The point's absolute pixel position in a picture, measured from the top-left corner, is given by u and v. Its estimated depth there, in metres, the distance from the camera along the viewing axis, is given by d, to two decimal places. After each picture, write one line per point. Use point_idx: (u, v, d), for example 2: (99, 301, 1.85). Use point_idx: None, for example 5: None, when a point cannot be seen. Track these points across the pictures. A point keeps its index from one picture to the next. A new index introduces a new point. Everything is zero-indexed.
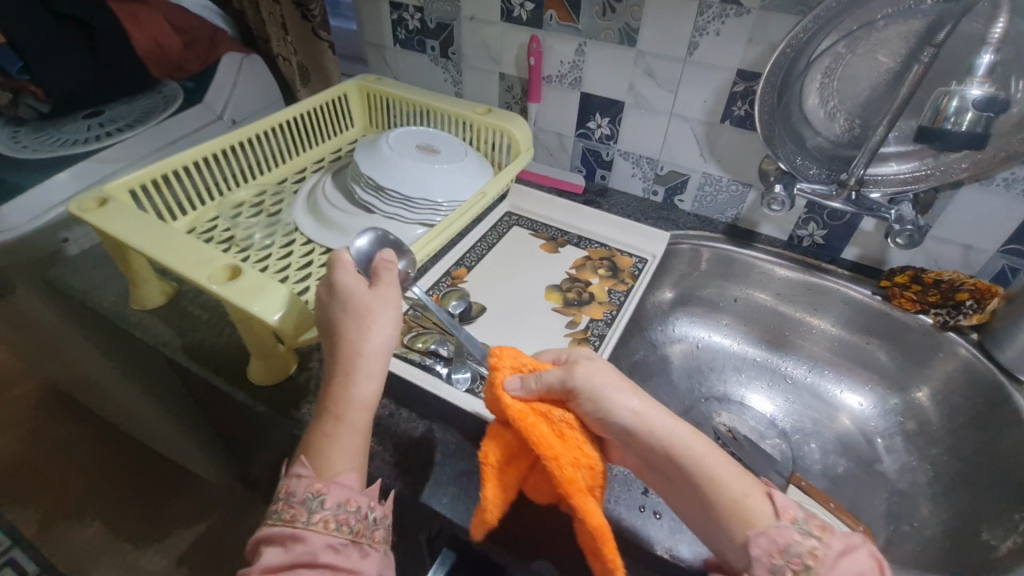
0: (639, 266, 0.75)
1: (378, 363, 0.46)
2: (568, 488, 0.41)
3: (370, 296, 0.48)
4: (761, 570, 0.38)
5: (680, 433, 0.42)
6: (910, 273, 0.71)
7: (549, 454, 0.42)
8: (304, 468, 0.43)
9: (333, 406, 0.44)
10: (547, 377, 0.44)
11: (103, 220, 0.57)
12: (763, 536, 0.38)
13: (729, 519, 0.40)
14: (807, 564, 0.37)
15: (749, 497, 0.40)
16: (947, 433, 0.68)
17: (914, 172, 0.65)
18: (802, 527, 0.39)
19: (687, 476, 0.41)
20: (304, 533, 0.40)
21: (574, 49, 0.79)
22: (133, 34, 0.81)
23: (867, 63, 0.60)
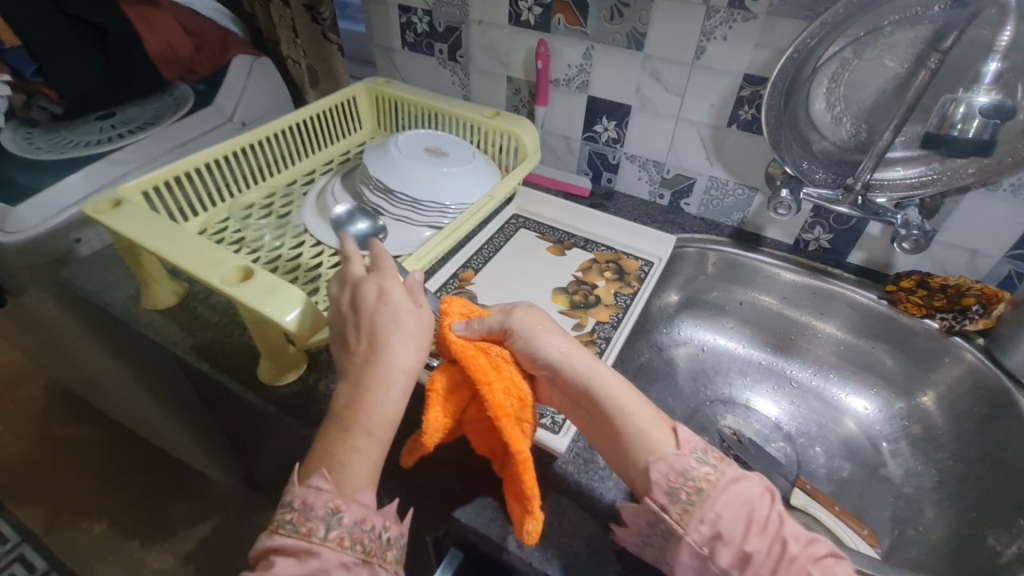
0: (645, 269, 0.75)
1: (397, 391, 0.45)
2: (496, 412, 0.45)
3: (394, 318, 0.47)
4: (658, 492, 0.43)
5: (600, 371, 0.47)
6: (916, 277, 0.71)
7: (482, 381, 0.46)
8: (324, 480, 0.43)
9: (363, 419, 0.44)
10: (488, 319, 0.49)
11: (117, 222, 0.57)
12: (662, 462, 0.43)
13: (636, 447, 0.45)
14: (699, 486, 0.42)
15: (655, 429, 0.45)
16: (953, 437, 0.68)
17: (920, 177, 0.65)
18: (700, 456, 0.43)
19: (603, 409, 0.46)
20: (320, 548, 0.41)
21: (581, 53, 0.80)
22: (147, 37, 0.83)
23: (874, 68, 0.61)
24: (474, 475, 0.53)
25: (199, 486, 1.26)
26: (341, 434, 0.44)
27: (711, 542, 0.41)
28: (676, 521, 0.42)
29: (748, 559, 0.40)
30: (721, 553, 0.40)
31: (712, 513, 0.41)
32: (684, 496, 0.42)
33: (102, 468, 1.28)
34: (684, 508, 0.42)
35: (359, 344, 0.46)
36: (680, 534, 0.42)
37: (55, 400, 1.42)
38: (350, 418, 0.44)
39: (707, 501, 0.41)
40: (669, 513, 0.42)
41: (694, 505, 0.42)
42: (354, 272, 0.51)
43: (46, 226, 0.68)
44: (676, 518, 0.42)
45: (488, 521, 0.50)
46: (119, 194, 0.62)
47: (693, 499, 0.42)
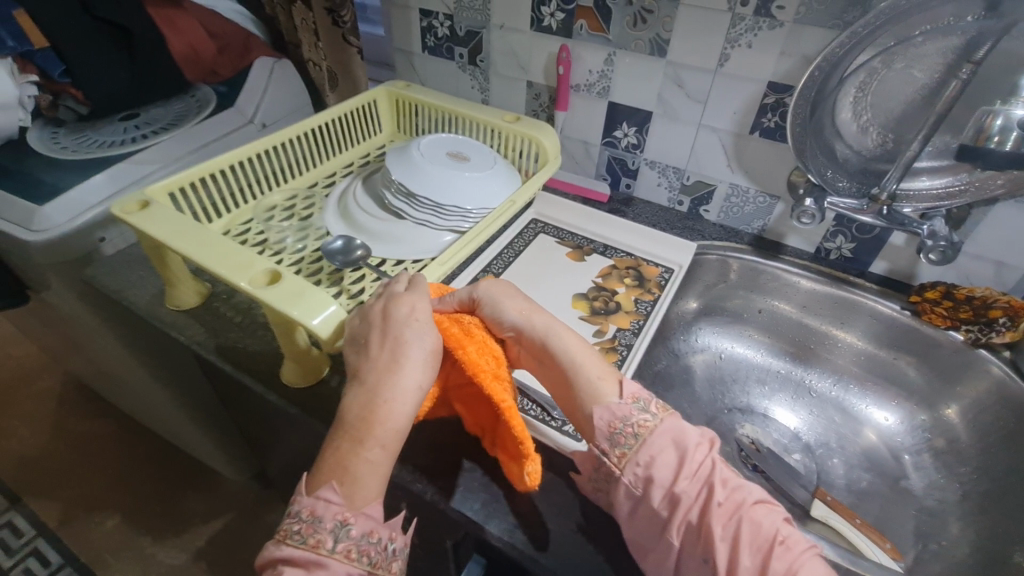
0: (665, 276, 0.75)
1: (405, 405, 0.45)
2: (474, 371, 0.46)
3: (410, 333, 0.47)
4: (600, 437, 0.47)
5: (554, 328, 0.51)
6: (941, 289, 0.70)
7: (456, 346, 0.48)
8: (334, 492, 0.42)
9: (376, 432, 0.44)
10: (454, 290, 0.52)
11: (145, 223, 0.58)
12: (606, 410, 0.47)
13: (587, 397, 0.49)
14: (637, 430, 0.46)
15: (604, 379, 0.49)
16: (978, 450, 0.67)
17: (947, 188, 0.65)
18: (640, 404, 0.48)
19: (558, 363, 0.50)
20: (327, 560, 0.41)
21: (603, 59, 0.80)
22: (171, 40, 0.82)
23: (903, 78, 0.60)
24: (495, 480, 0.53)
25: (211, 484, 1.27)
26: (353, 445, 0.44)
27: (647, 484, 0.45)
28: (616, 463, 0.46)
29: (676, 500, 0.44)
30: (654, 494, 0.45)
31: (649, 454, 0.45)
32: (625, 440, 0.46)
33: (116, 463, 1.29)
34: (623, 451, 0.46)
35: (381, 352, 0.46)
36: (620, 475, 0.46)
37: (71, 395, 1.43)
38: (364, 430, 0.44)
39: (642, 444, 0.46)
40: (610, 457, 0.47)
41: (630, 448, 0.46)
42: (396, 289, 0.51)
43: (71, 225, 0.68)
44: (615, 460, 0.46)
45: (511, 529, 0.49)
46: (146, 195, 0.63)
47: (631, 444, 0.46)
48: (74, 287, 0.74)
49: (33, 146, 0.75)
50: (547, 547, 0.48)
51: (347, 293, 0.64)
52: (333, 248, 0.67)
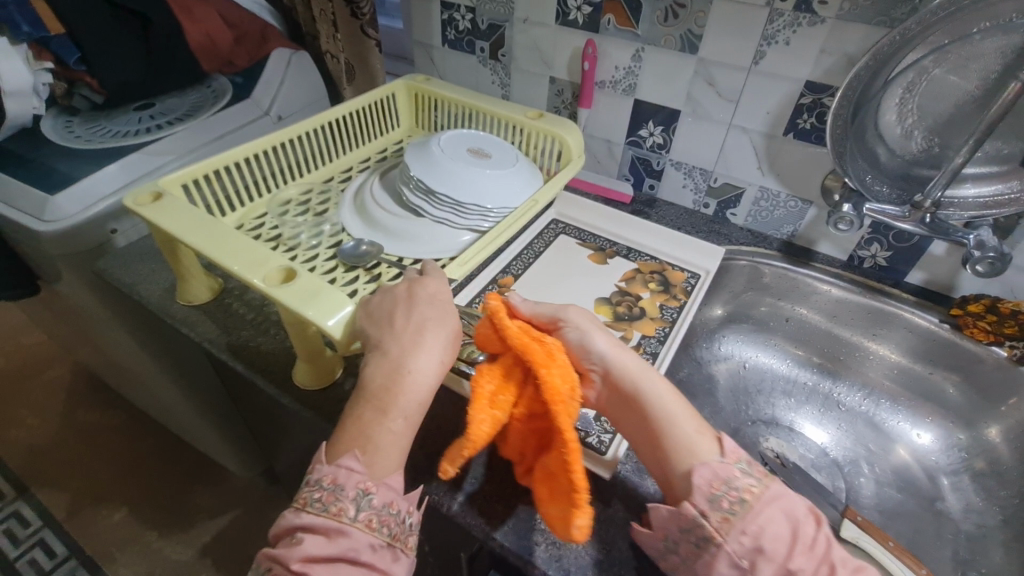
0: (691, 281, 0.72)
1: (424, 385, 0.44)
2: (553, 397, 0.42)
3: (432, 313, 0.47)
4: (699, 497, 0.40)
5: (652, 374, 0.47)
6: (985, 301, 0.66)
7: (540, 364, 0.43)
8: (356, 461, 0.41)
9: (400, 403, 0.43)
10: (540, 310, 0.49)
11: (157, 215, 0.56)
12: (706, 467, 0.41)
13: (681, 448, 0.43)
14: (741, 496, 0.40)
15: (701, 436, 0.44)
16: (1021, 474, 0.64)
17: (994, 196, 0.61)
18: (744, 467, 0.42)
19: (647, 410, 0.45)
20: (349, 528, 0.39)
21: (630, 55, 0.77)
22: (187, 28, 0.80)
23: (955, 79, 0.57)
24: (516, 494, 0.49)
25: (218, 479, 1.26)
26: (377, 414, 0.43)
27: (753, 555, 0.38)
28: (715, 530, 0.39)
29: None
30: (763, 568, 0.38)
31: (756, 526, 0.39)
32: (725, 505, 0.40)
33: (123, 455, 1.28)
34: (724, 516, 0.39)
35: (404, 331, 0.46)
36: (718, 543, 0.39)
37: (79, 386, 1.43)
38: (387, 399, 0.43)
39: (750, 512, 0.39)
40: (709, 520, 0.39)
41: (736, 515, 0.39)
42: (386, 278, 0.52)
43: (83, 215, 0.67)
44: (716, 526, 0.39)
45: (530, 545, 0.46)
46: (159, 186, 0.61)
47: (735, 509, 0.39)
48: (85, 278, 0.72)
49: (47, 135, 0.74)
50: (569, 567, 0.45)
51: (364, 291, 0.62)
52: (349, 250, 0.66)
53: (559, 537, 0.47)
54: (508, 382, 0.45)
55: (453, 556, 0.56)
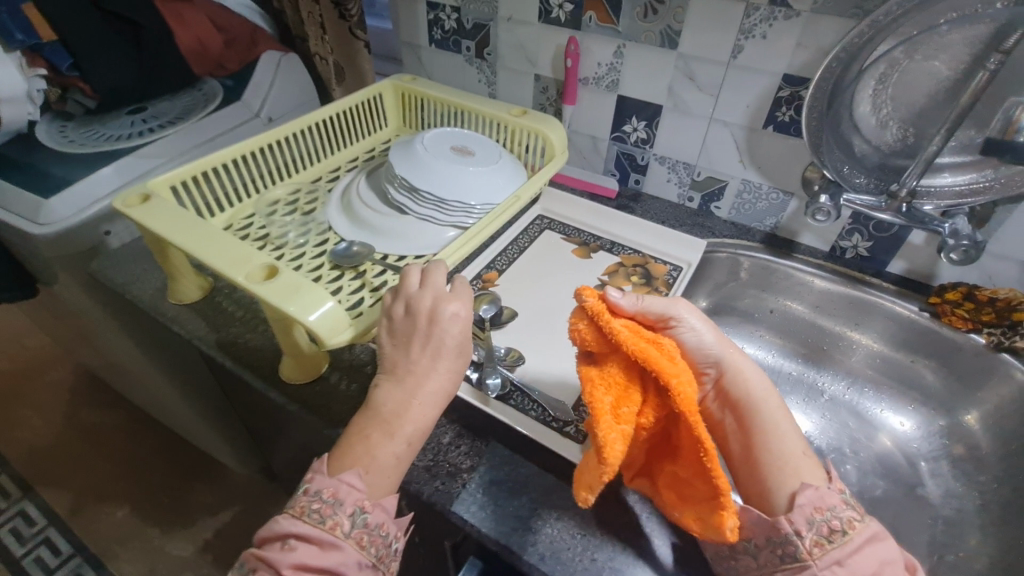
0: (673, 273, 0.73)
1: (428, 413, 0.45)
2: (687, 409, 0.40)
3: (451, 342, 0.46)
4: (798, 516, 0.40)
5: (765, 385, 0.46)
6: (962, 289, 0.68)
7: (669, 373, 0.40)
8: (357, 478, 0.42)
9: (407, 428, 0.44)
10: (646, 306, 0.46)
11: (145, 216, 0.58)
12: (813, 490, 0.41)
13: (787, 464, 0.43)
14: (844, 527, 0.40)
15: (806, 458, 0.44)
16: (998, 459, 0.64)
17: (970, 185, 0.62)
18: (848, 499, 0.42)
19: (757, 421, 0.45)
20: (342, 543, 0.40)
21: (612, 51, 0.78)
22: (179, 34, 0.81)
23: (925, 69, 0.58)
24: (496, 483, 0.51)
25: (218, 477, 1.27)
26: (383, 436, 0.44)
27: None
28: (808, 552, 0.39)
29: None
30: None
31: (852, 558, 0.39)
32: (824, 531, 0.40)
33: (124, 454, 1.30)
34: (819, 541, 0.39)
35: (421, 356, 0.46)
36: (808, 564, 0.39)
37: (81, 386, 1.45)
38: (395, 422, 0.44)
39: (848, 545, 0.39)
40: (803, 540, 0.40)
41: (832, 543, 0.39)
42: (410, 287, 0.50)
43: (77, 218, 0.68)
44: (809, 548, 0.39)
45: (509, 531, 0.47)
46: (148, 188, 0.62)
47: (834, 537, 0.40)
48: (81, 279, 0.74)
49: (41, 140, 0.75)
50: (545, 552, 0.46)
51: (348, 288, 0.63)
52: (340, 251, 0.67)
53: (538, 523, 0.48)
54: (628, 390, 0.42)
55: (439, 545, 0.57)
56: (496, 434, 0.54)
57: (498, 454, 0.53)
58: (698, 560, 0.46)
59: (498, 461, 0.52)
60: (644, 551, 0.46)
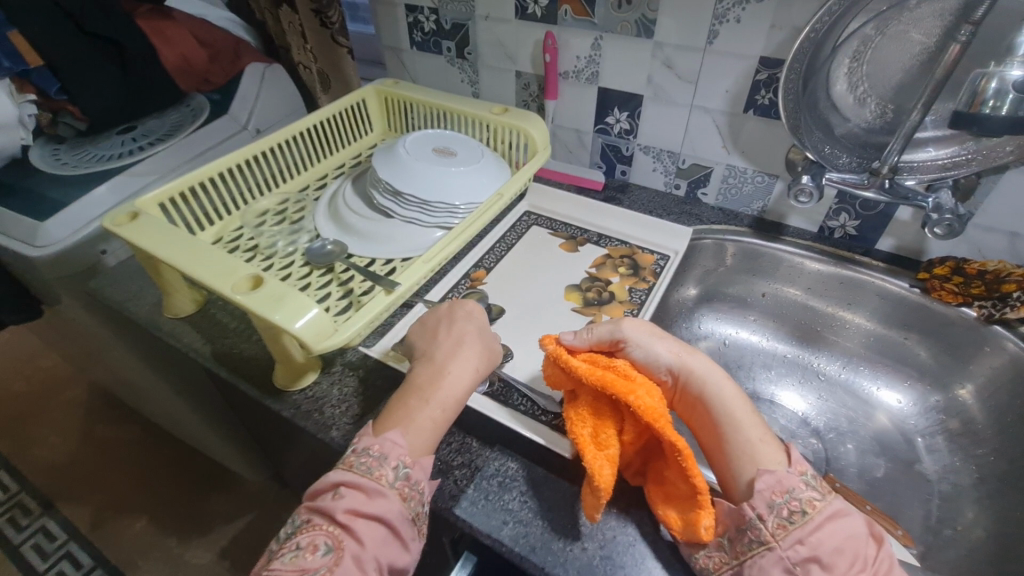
0: (661, 263, 0.73)
1: (465, 379, 0.50)
2: (651, 418, 0.43)
3: (471, 325, 0.55)
4: (758, 500, 0.42)
5: (715, 379, 0.48)
6: (951, 264, 0.67)
7: (626, 391, 0.45)
8: (399, 437, 0.46)
9: (440, 396, 0.49)
10: (597, 334, 0.51)
11: (135, 234, 0.59)
12: (771, 475, 0.43)
13: (742, 455, 0.45)
14: (803, 508, 0.41)
15: (765, 444, 0.45)
16: (994, 432, 0.64)
17: (952, 158, 0.62)
18: (808, 480, 0.43)
19: (714, 415, 0.47)
20: (387, 491, 0.44)
21: (590, 44, 0.78)
22: (161, 50, 0.83)
23: (899, 44, 0.57)
24: (486, 478, 0.51)
25: (231, 486, 1.30)
26: (419, 402, 0.48)
27: (806, 563, 0.39)
28: (771, 534, 0.41)
29: None
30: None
31: (813, 536, 0.40)
32: (784, 513, 0.41)
33: (139, 468, 1.33)
34: (781, 523, 0.41)
35: (447, 338, 0.53)
36: (772, 546, 0.40)
37: (95, 403, 1.48)
38: (430, 390, 0.49)
39: (809, 523, 0.40)
40: (765, 524, 0.41)
41: (793, 524, 0.41)
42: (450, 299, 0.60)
43: (73, 238, 0.70)
44: (772, 530, 0.41)
45: (498, 525, 0.48)
46: (136, 206, 0.64)
47: (794, 517, 0.41)
48: (80, 298, 0.75)
49: (35, 164, 0.76)
50: (534, 544, 0.46)
51: (335, 295, 0.64)
52: (315, 250, 0.69)
53: (528, 515, 0.48)
54: (601, 417, 0.47)
55: (439, 541, 0.58)
56: (486, 432, 0.55)
57: (488, 449, 0.54)
58: None
59: (489, 457, 0.53)
60: (633, 539, 0.47)
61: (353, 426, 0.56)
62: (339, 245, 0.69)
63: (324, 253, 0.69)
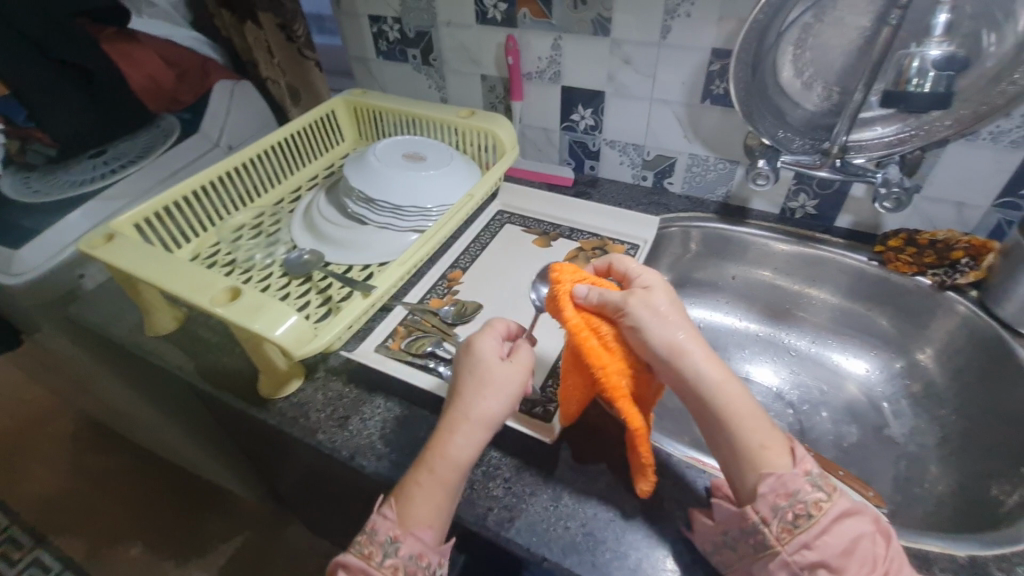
0: (631, 252, 0.76)
1: (460, 451, 0.45)
2: (613, 395, 0.47)
3: (470, 377, 0.48)
4: (762, 504, 0.42)
5: (712, 387, 0.45)
6: (904, 235, 0.70)
7: (598, 364, 0.46)
8: (390, 510, 0.45)
9: (429, 471, 0.45)
10: (604, 296, 0.48)
11: (112, 255, 0.60)
12: (774, 478, 0.42)
13: (745, 458, 0.44)
14: (809, 511, 0.41)
15: (767, 448, 0.44)
16: (954, 392, 0.67)
17: (897, 135, 0.65)
18: (814, 480, 0.43)
19: (710, 416, 0.45)
20: (375, 572, 0.43)
21: (550, 44, 0.80)
22: (130, 73, 0.84)
23: (837, 30, 0.61)
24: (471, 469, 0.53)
25: (226, 506, 1.29)
26: (413, 475, 0.46)
27: (813, 567, 0.40)
28: (776, 539, 0.41)
29: None
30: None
31: (819, 541, 0.40)
32: (789, 517, 0.41)
33: (131, 493, 1.32)
34: (786, 527, 0.41)
35: (450, 395, 0.49)
36: (778, 551, 0.41)
37: (83, 430, 1.47)
38: (422, 462, 0.46)
39: (815, 527, 0.41)
40: (770, 528, 0.42)
41: (799, 527, 0.41)
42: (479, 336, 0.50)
43: (50, 265, 0.70)
44: (777, 534, 0.41)
45: (484, 512, 0.49)
46: (111, 228, 0.64)
47: (799, 521, 0.41)
48: (60, 325, 0.76)
49: (5, 194, 0.75)
50: (518, 527, 0.48)
51: (314, 303, 0.65)
52: (292, 260, 0.70)
53: (513, 500, 0.50)
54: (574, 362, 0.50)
55: None
56: None
57: None
58: (664, 514, 0.49)
59: None
60: (613, 515, 0.49)
61: (338, 428, 0.57)
62: (315, 253, 0.71)
63: (301, 262, 0.70)
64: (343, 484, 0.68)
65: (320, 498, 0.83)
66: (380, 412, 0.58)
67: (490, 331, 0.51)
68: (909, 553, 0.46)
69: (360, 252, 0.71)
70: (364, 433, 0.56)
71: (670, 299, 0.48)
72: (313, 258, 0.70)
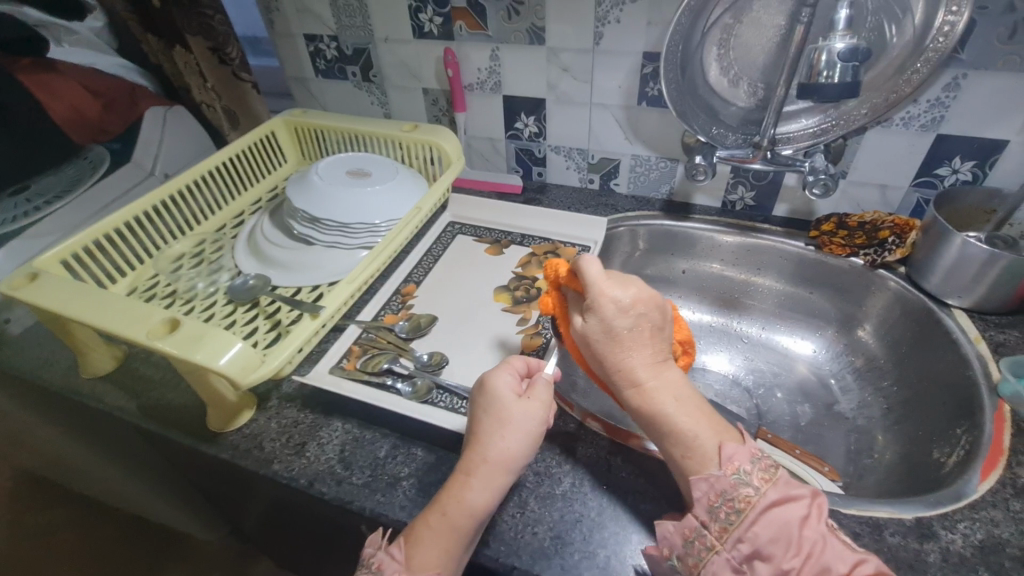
0: (582, 254, 0.77)
1: (476, 492, 0.45)
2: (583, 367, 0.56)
3: (489, 416, 0.48)
4: (699, 508, 0.42)
5: (633, 410, 0.48)
6: (834, 220, 0.74)
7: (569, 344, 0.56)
8: (398, 551, 0.44)
9: (442, 512, 0.44)
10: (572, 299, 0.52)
11: (35, 295, 0.56)
12: (703, 481, 0.43)
13: (680, 464, 0.45)
14: (739, 506, 0.41)
15: (689, 455, 0.44)
16: (892, 363, 0.71)
17: (821, 125, 0.68)
18: (742, 477, 0.42)
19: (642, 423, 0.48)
20: None
21: (488, 56, 0.81)
22: (51, 106, 0.76)
23: (756, 29, 0.64)
24: (436, 484, 0.52)
25: None
26: (426, 515, 0.45)
27: (750, 561, 0.40)
28: (716, 539, 0.41)
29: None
30: (759, 570, 0.39)
31: (751, 533, 0.40)
32: (725, 515, 0.41)
33: None
34: (723, 527, 0.41)
35: (468, 435, 0.49)
36: (718, 550, 0.41)
37: None
38: (438, 503, 0.45)
39: (745, 521, 0.40)
40: (710, 530, 0.41)
41: (732, 524, 0.41)
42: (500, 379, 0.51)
43: None
44: (715, 535, 0.41)
45: None
46: (34, 267, 0.60)
47: (732, 519, 0.41)
48: None
49: None
50: (485, 537, 0.47)
51: (263, 329, 0.63)
52: (237, 287, 0.68)
53: None
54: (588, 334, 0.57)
55: None
56: (432, 439, 0.56)
57: (434, 455, 0.54)
58: (630, 509, 0.49)
59: (435, 464, 0.54)
60: (580, 516, 0.49)
61: (295, 455, 0.55)
62: (261, 277, 0.68)
63: (247, 288, 0.68)
64: (307, 513, 0.66)
65: (287, 531, 0.79)
66: (339, 436, 0.57)
67: (510, 373, 0.51)
68: (860, 521, 0.48)
69: (310, 274, 0.70)
70: (322, 458, 0.55)
71: (606, 325, 0.48)
72: (261, 282, 0.68)
